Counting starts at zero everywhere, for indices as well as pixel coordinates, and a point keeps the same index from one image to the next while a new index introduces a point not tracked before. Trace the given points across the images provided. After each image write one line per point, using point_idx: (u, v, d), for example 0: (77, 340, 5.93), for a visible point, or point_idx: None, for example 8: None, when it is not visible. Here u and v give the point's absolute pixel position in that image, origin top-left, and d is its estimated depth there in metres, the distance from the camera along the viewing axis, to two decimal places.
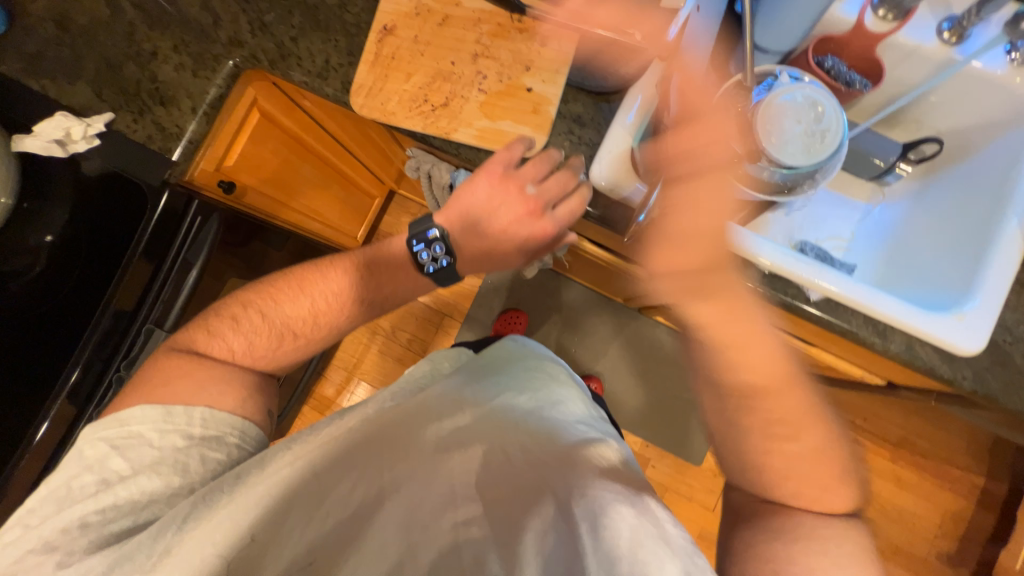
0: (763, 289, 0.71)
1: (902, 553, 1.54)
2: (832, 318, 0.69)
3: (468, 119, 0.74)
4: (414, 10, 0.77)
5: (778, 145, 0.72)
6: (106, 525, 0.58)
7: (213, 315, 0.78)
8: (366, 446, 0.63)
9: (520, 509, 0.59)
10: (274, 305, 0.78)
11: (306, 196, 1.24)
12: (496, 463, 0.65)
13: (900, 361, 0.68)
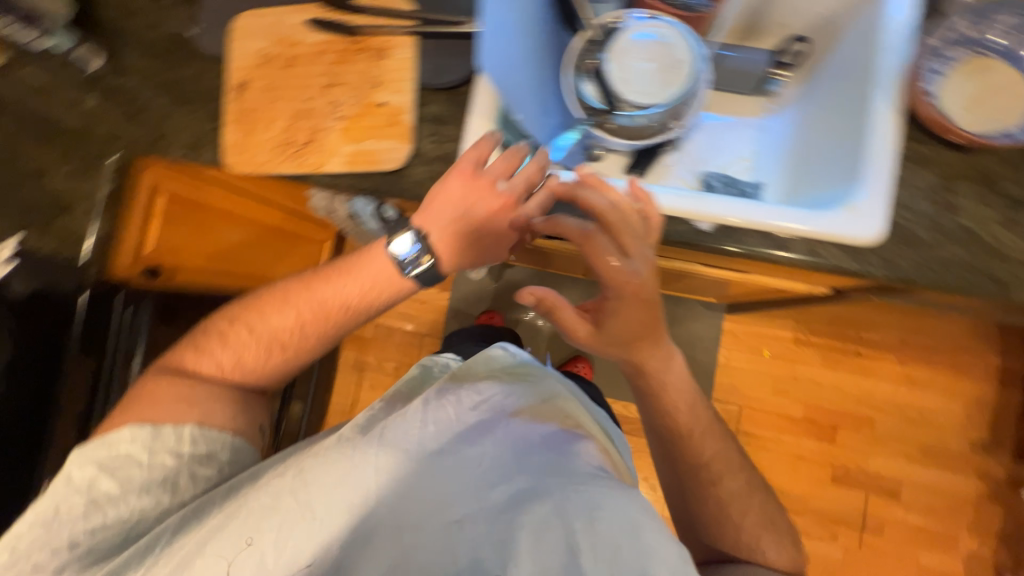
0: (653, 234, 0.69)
1: (934, 454, 1.49)
2: (728, 245, 0.68)
3: (334, 147, 0.76)
4: (261, 60, 0.79)
5: (635, 88, 0.72)
6: (94, 545, 0.63)
7: (202, 334, 0.80)
8: (357, 457, 0.62)
9: (512, 510, 0.61)
10: (264, 318, 0.78)
11: (250, 251, 1.25)
12: (491, 463, 0.66)
13: (808, 267, 0.66)
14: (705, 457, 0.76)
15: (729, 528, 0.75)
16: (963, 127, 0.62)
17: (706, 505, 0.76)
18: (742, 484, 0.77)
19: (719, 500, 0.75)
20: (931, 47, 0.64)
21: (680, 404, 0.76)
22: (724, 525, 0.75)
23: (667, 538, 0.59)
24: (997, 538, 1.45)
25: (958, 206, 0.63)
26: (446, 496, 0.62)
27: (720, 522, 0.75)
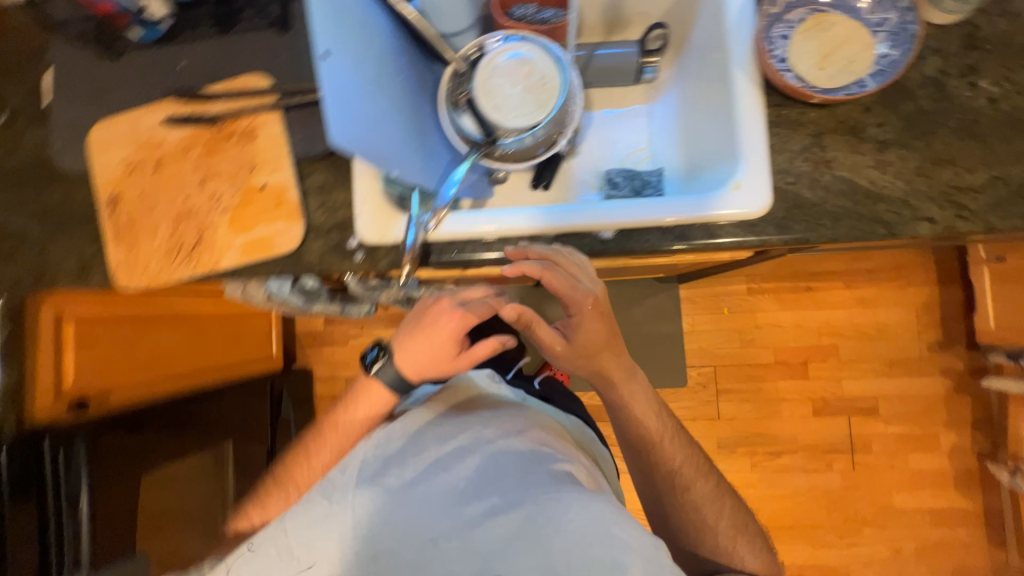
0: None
1: (899, 363, 1.56)
2: (634, 246, 0.68)
3: (226, 242, 0.73)
4: (128, 168, 0.75)
5: (510, 114, 0.71)
6: None
7: (251, 494, 0.77)
8: (337, 499, 0.62)
9: (486, 530, 0.57)
10: (305, 467, 0.73)
11: (205, 355, 1.22)
12: (466, 482, 0.62)
13: (712, 249, 0.68)
14: (678, 464, 0.77)
15: (706, 534, 0.76)
16: (819, 87, 0.64)
17: (683, 514, 0.77)
18: (714, 490, 0.78)
19: (693, 510, 0.76)
20: (772, 15, 0.66)
21: (649, 417, 0.76)
22: (701, 532, 0.77)
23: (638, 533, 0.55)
24: (973, 426, 1.53)
25: (832, 159, 0.65)
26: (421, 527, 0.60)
27: (697, 530, 0.77)
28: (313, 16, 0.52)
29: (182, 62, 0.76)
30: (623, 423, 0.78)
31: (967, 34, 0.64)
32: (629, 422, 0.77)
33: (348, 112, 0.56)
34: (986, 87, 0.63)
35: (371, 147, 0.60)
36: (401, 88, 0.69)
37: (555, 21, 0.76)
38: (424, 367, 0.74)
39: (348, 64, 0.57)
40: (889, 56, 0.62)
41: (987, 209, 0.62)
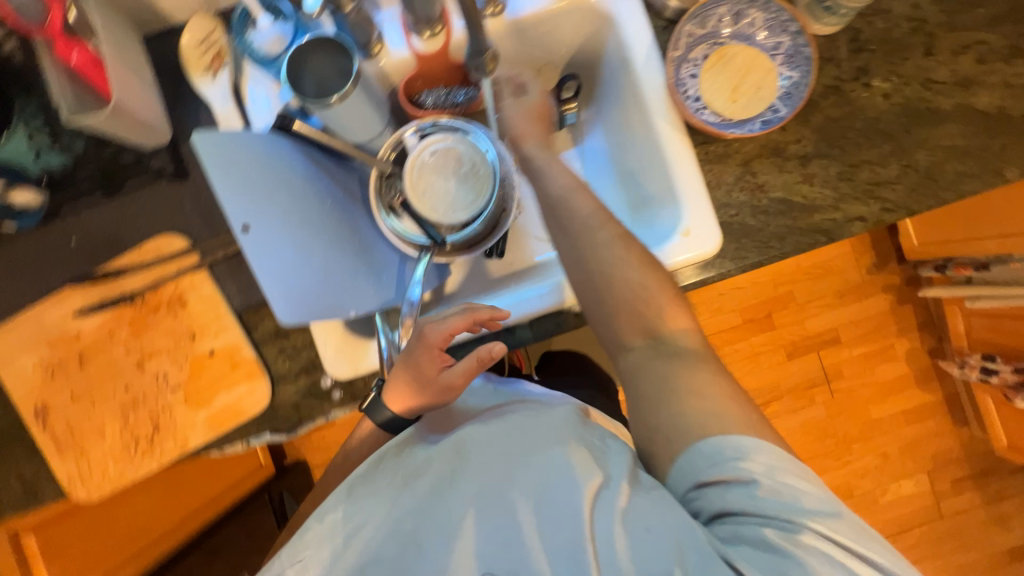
0: (537, 337, 0.71)
1: (848, 292, 1.69)
2: None
3: (187, 420, 0.67)
4: (48, 371, 0.67)
5: (449, 210, 0.70)
6: None
7: None
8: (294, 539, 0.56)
9: (441, 519, 0.52)
10: None
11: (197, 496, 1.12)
12: (423, 474, 0.56)
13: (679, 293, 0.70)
14: (624, 269, 0.59)
15: (637, 300, 0.58)
16: (735, 121, 0.67)
17: (605, 280, 0.59)
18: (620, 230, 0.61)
19: (596, 253, 0.59)
20: (676, 58, 0.67)
21: (563, 171, 0.64)
22: (635, 304, 0.58)
23: (594, 473, 0.50)
24: (919, 328, 1.69)
25: (765, 183, 0.68)
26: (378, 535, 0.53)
27: (624, 299, 0.59)
28: (223, 200, 0.50)
29: (72, 238, 0.67)
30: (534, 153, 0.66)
31: (852, 38, 0.68)
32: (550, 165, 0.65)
33: (287, 280, 0.54)
34: (878, 85, 0.68)
35: (318, 301, 0.58)
36: (333, 215, 0.65)
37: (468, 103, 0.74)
38: (420, 400, 0.62)
39: (275, 228, 0.55)
40: (792, 79, 0.65)
41: (905, 196, 0.67)
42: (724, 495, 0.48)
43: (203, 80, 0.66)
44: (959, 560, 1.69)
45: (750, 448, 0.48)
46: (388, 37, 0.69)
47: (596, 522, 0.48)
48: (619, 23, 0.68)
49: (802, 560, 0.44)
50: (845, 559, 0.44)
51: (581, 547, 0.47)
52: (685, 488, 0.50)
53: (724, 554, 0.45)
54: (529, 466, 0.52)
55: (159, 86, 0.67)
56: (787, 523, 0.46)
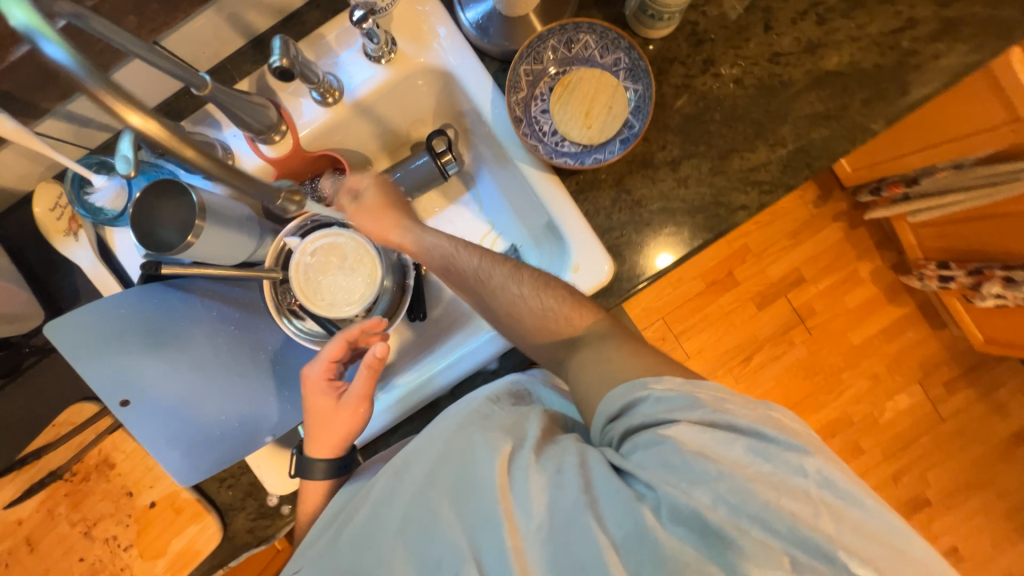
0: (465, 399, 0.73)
1: (800, 231, 1.69)
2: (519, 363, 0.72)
3: (149, 573, 0.68)
4: (0, 563, 0.67)
5: (346, 303, 0.69)
6: None
7: None
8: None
9: (377, 525, 0.52)
10: None
11: None
12: (366, 493, 0.57)
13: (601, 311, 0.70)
14: (525, 301, 0.60)
15: (546, 321, 0.60)
16: (596, 146, 0.66)
17: (513, 317, 0.61)
18: (510, 267, 0.63)
19: (495, 296, 0.62)
20: (521, 100, 0.66)
21: (436, 237, 0.66)
22: (543, 321, 0.60)
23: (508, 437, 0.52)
24: (876, 247, 1.70)
25: (641, 198, 0.68)
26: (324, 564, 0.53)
27: (530, 322, 0.60)
28: (93, 385, 0.53)
29: None
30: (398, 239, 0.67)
31: (690, 33, 0.67)
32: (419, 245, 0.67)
33: (178, 442, 0.59)
34: (727, 72, 0.67)
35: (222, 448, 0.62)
36: (233, 346, 0.65)
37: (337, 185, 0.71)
38: (339, 434, 0.63)
39: (158, 394, 0.57)
40: (638, 92, 0.65)
41: (779, 174, 0.67)
42: (623, 420, 0.51)
43: (65, 245, 0.64)
44: (969, 458, 1.71)
45: (636, 377, 0.52)
46: (236, 150, 0.68)
47: (512, 483, 0.49)
48: (459, 78, 0.67)
49: (678, 442, 0.46)
50: (721, 430, 0.46)
51: (498, 504, 0.47)
52: (600, 427, 0.53)
53: (619, 467, 0.48)
54: (449, 444, 0.54)
55: (24, 261, 0.66)
56: (668, 419, 0.48)
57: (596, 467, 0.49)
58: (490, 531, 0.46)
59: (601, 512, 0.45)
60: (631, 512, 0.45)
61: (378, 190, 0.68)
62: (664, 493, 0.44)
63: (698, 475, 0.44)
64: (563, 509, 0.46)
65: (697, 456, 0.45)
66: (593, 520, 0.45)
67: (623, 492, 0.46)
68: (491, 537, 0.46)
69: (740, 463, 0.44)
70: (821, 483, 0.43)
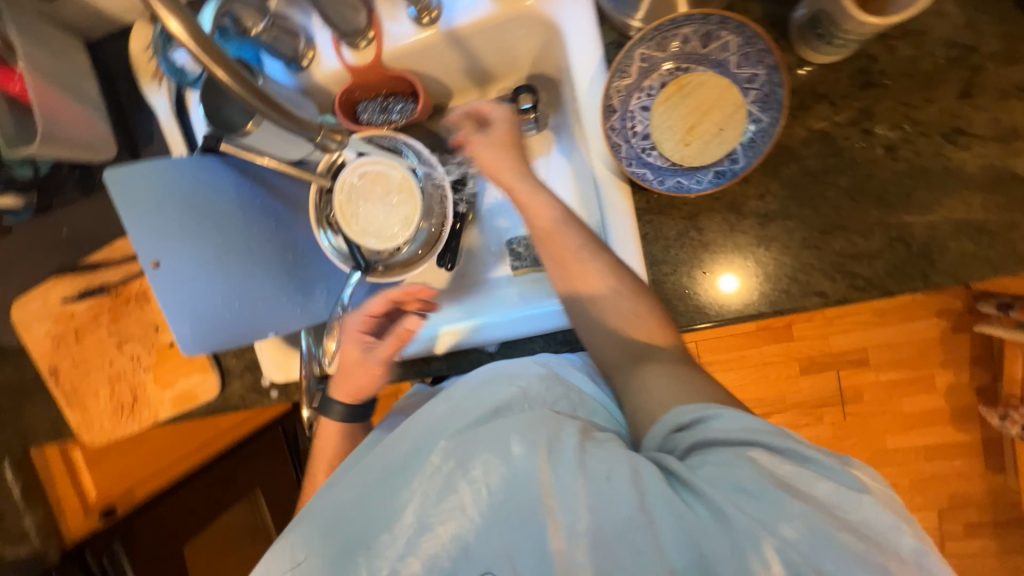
0: (456, 367, 0.73)
1: (891, 312, 1.48)
2: (520, 354, 0.71)
3: (157, 396, 0.78)
4: (53, 340, 0.80)
5: (375, 236, 0.69)
6: None
7: None
8: (284, 540, 0.53)
9: (416, 472, 0.51)
10: None
11: None
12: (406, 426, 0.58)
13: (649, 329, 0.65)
14: (593, 287, 0.58)
15: (614, 309, 0.58)
16: (684, 168, 0.57)
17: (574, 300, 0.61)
18: (586, 240, 0.60)
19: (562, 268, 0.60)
20: (624, 88, 0.57)
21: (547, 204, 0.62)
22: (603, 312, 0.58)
23: (549, 435, 0.48)
24: (970, 361, 1.47)
25: (711, 242, 0.59)
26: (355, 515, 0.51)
27: (596, 309, 0.59)
28: (132, 239, 0.58)
29: (62, 230, 0.77)
30: (514, 181, 0.63)
31: (860, 69, 0.53)
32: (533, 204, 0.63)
33: (188, 312, 0.62)
34: (881, 134, 0.54)
35: (223, 332, 0.65)
36: (260, 241, 0.66)
37: (402, 120, 0.70)
38: (356, 385, 0.69)
39: (182, 263, 0.61)
40: (760, 125, 0.54)
41: (883, 275, 0.56)
42: (692, 433, 0.47)
43: (148, 90, 0.67)
44: None
45: (707, 401, 0.50)
46: (321, 47, 0.66)
47: (561, 469, 0.45)
48: (565, 40, 0.58)
49: (757, 467, 0.42)
50: (796, 462, 0.43)
51: (542, 502, 0.45)
52: (662, 437, 0.49)
53: (685, 477, 0.43)
54: (483, 432, 0.50)
55: (113, 92, 0.69)
56: (742, 450, 0.44)
57: (653, 472, 0.44)
58: (534, 526, 0.44)
59: (662, 528, 0.41)
60: (700, 546, 0.40)
61: (511, 125, 0.66)
62: (739, 525, 0.39)
63: (777, 505, 0.40)
64: (612, 520, 0.42)
65: (777, 486, 0.41)
66: (653, 532, 0.41)
67: (694, 515, 0.41)
68: (535, 540, 0.44)
69: (825, 506, 0.40)
70: (919, 553, 0.39)
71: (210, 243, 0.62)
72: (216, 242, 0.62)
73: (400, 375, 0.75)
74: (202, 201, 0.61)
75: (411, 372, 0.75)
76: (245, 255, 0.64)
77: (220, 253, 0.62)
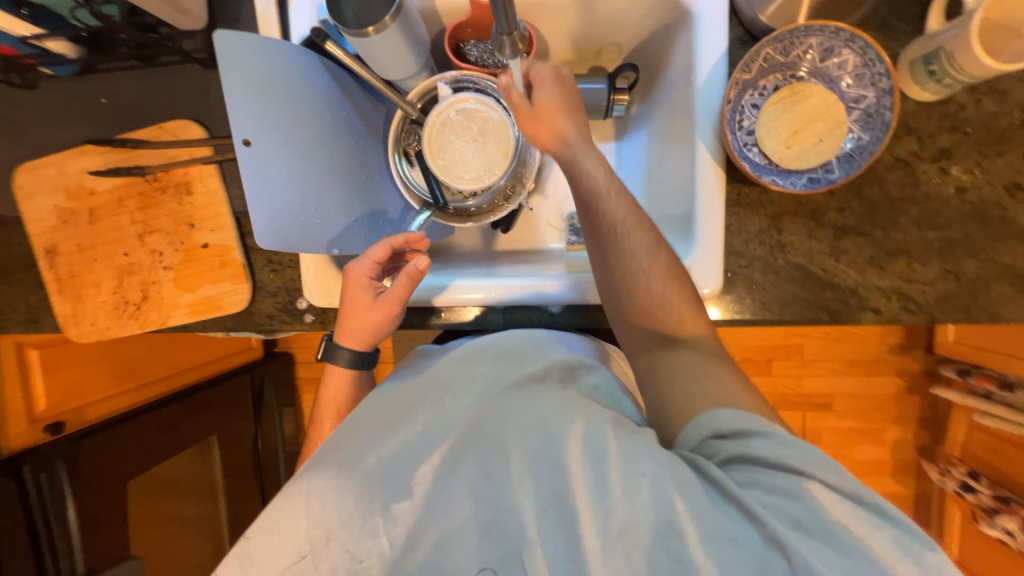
0: (509, 323, 0.71)
1: (860, 365, 1.60)
2: (578, 322, 0.71)
3: (172, 299, 0.71)
4: (60, 218, 0.71)
5: (459, 174, 0.67)
6: None
7: None
8: (312, 483, 0.49)
9: (469, 446, 0.50)
10: None
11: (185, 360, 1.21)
12: (451, 397, 0.56)
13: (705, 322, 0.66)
14: (648, 282, 0.58)
15: (658, 309, 0.58)
16: (782, 169, 0.60)
17: (628, 292, 0.58)
18: (650, 238, 0.59)
19: (623, 259, 0.58)
20: (743, 82, 0.61)
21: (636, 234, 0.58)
22: (652, 310, 0.58)
23: (582, 419, 0.49)
24: (917, 423, 1.62)
25: (787, 243, 0.63)
26: (385, 470, 0.50)
27: (645, 310, 0.58)
28: (228, 107, 0.51)
29: (101, 97, 0.69)
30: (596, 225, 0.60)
31: (948, 114, 0.59)
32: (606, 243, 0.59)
33: (271, 203, 0.55)
34: (955, 174, 0.60)
35: (300, 235, 0.59)
36: (340, 151, 0.63)
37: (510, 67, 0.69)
38: (368, 330, 0.63)
39: (273, 151, 0.55)
40: (860, 142, 0.59)
41: (932, 302, 0.62)
42: (734, 444, 0.48)
43: None
44: None
45: (751, 412, 0.50)
46: None
47: (609, 475, 0.46)
48: (696, 25, 0.62)
49: (812, 500, 0.43)
50: (857, 505, 0.43)
51: (570, 488, 0.46)
52: (699, 440, 0.50)
53: (725, 485, 0.44)
54: (516, 407, 0.52)
55: None
56: (786, 471, 0.45)
57: (688, 476, 0.45)
58: (568, 524, 0.45)
59: (696, 532, 0.43)
60: (721, 551, 0.42)
61: (555, 90, 0.59)
62: (767, 532, 0.43)
63: (834, 542, 0.42)
64: (660, 522, 0.44)
65: (830, 522, 0.43)
66: (686, 529, 0.43)
67: (720, 513, 0.44)
68: (564, 526, 0.45)
69: (871, 541, 0.42)
70: None
71: (300, 138, 0.58)
72: (304, 138, 0.58)
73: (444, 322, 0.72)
74: (299, 92, 0.58)
75: (462, 320, 0.72)
76: (325, 160, 0.61)
77: (305, 150, 0.59)
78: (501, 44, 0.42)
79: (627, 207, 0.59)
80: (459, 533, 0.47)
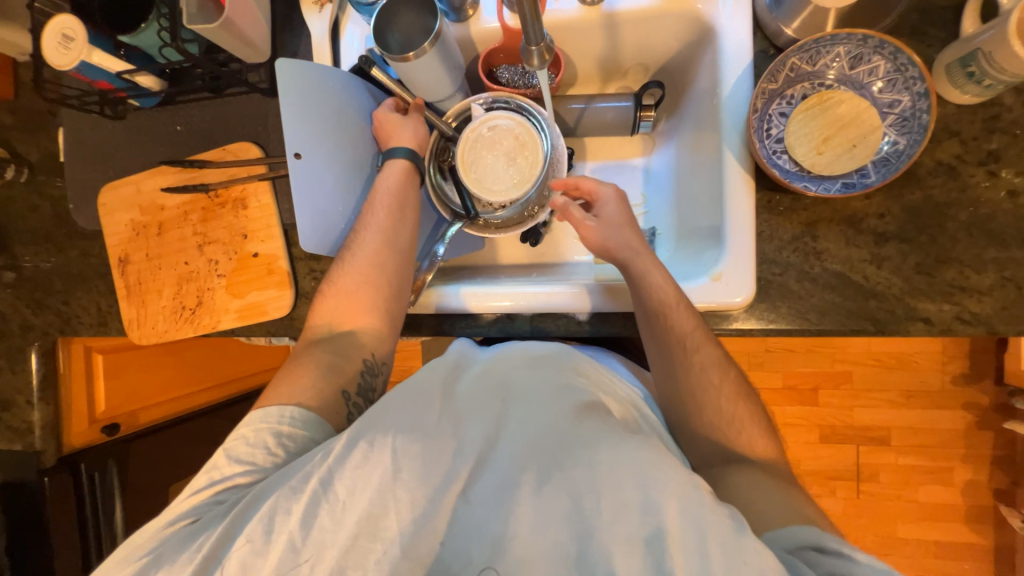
0: (536, 332, 0.72)
1: (917, 396, 1.47)
2: (606, 332, 0.70)
3: (223, 305, 0.76)
4: (133, 231, 0.80)
5: (490, 185, 0.70)
6: None
7: None
8: (379, 446, 0.44)
9: (546, 468, 0.44)
10: None
11: (232, 371, 1.24)
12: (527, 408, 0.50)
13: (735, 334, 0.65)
14: (717, 399, 0.59)
15: (723, 425, 0.59)
16: (815, 175, 0.60)
17: (694, 406, 0.59)
18: (718, 355, 0.60)
19: (690, 372, 0.59)
20: (771, 91, 0.61)
21: (705, 345, 0.60)
22: (700, 399, 0.59)
23: (680, 466, 0.42)
24: (991, 463, 1.46)
25: (824, 250, 0.61)
26: (462, 458, 0.46)
27: (689, 382, 0.59)
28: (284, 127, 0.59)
29: (177, 125, 0.78)
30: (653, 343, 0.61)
31: (991, 116, 0.58)
32: (661, 364, 0.61)
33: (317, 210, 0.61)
34: (1007, 177, 0.57)
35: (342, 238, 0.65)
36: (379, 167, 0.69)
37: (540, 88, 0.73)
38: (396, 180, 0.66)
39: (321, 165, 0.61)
40: (897, 146, 0.58)
41: (992, 313, 0.58)
42: (835, 561, 0.42)
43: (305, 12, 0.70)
44: None
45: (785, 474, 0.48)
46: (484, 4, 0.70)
47: (712, 543, 0.38)
48: (720, 40, 0.64)
49: None
50: None
51: (665, 546, 0.38)
52: (797, 546, 0.45)
53: None
54: (602, 437, 0.45)
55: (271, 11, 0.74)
56: None
57: None
58: None
59: None
60: None
61: (617, 209, 0.66)
62: None
63: None
64: None
65: None
66: None
67: None
68: None
69: None
70: None
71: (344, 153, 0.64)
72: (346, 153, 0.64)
73: (473, 329, 0.72)
74: (346, 113, 0.65)
75: (489, 328, 0.72)
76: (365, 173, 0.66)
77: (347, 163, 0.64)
78: (530, 54, 0.48)
79: (703, 327, 0.61)
80: (523, 552, 0.41)
